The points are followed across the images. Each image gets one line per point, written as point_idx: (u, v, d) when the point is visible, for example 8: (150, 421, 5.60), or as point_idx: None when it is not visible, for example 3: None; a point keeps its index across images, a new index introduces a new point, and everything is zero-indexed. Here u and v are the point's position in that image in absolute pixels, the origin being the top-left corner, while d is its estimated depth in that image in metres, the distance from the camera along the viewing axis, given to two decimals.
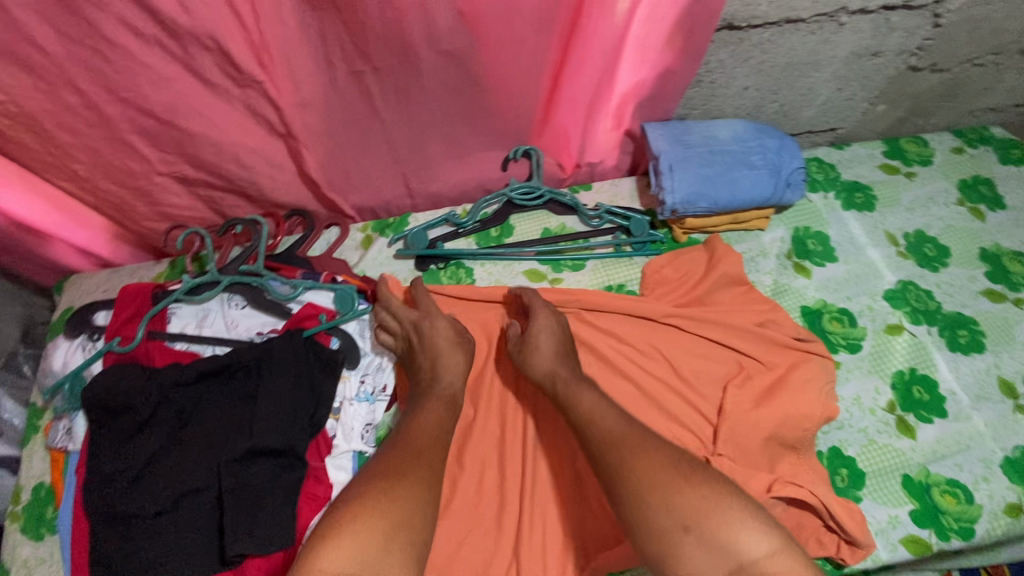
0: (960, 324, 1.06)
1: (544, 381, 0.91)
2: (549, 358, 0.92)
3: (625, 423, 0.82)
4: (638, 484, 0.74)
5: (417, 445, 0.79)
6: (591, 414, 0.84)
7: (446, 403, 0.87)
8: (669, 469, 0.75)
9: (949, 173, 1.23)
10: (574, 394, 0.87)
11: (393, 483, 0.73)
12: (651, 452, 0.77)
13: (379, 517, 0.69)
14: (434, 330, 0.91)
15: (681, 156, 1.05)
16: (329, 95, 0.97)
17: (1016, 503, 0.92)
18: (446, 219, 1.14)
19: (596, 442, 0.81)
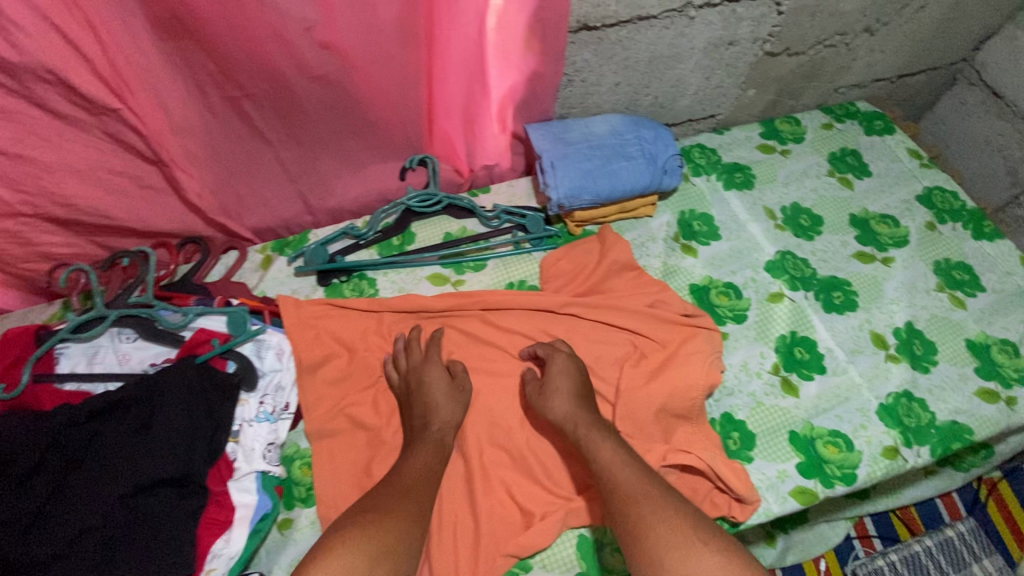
0: (834, 287, 1.14)
1: (567, 423, 0.91)
2: (567, 405, 0.93)
3: (643, 477, 0.82)
4: (652, 543, 0.73)
5: (408, 481, 0.83)
6: (608, 466, 0.84)
7: (441, 443, 0.91)
8: (685, 534, 0.73)
9: (820, 148, 1.33)
10: (597, 437, 0.89)
11: (386, 519, 0.76)
12: (654, 500, 0.78)
13: (367, 535, 0.72)
14: (424, 384, 0.96)
15: (562, 152, 1.10)
16: (204, 121, 0.98)
17: (893, 446, 0.99)
18: (345, 232, 1.15)
19: (610, 489, 0.81)
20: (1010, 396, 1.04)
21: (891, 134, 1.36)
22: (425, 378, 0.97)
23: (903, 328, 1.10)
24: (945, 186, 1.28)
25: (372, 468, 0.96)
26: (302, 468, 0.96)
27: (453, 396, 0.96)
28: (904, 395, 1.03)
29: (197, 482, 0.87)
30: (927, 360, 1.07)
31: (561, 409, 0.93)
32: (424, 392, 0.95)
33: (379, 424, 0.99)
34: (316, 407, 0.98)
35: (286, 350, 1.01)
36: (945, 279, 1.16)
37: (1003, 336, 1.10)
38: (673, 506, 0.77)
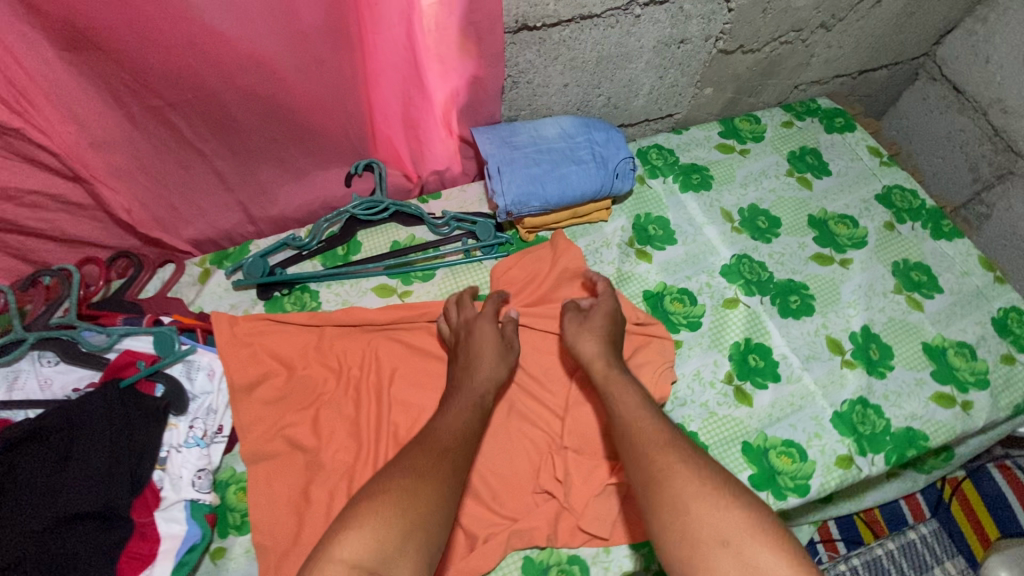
0: (791, 291, 1.12)
1: (591, 363, 0.92)
2: (600, 348, 0.93)
3: (671, 430, 0.81)
4: (681, 495, 0.71)
5: (442, 443, 0.80)
6: (636, 415, 0.83)
7: (481, 399, 0.89)
8: (714, 487, 0.71)
9: (780, 147, 1.30)
10: (620, 380, 0.89)
11: (418, 484, 0.72)
12: (682, 450, 0.77)
13: (397, 504, 0.69)
14: (473, 338, 0.95)
15: (508, 157, 1.06)
16: (126, 132, 0.93)
17: (847, 455, 0.97)
18: (286, 243, 1.11)
19: (633, 435, 0.81)
20: (967, 400, 1.03)
21: (851, 131, 1.33)
22: (477, 331, 0.96)
23: (860, 333, 1.08)
24: (905, 185, 1.26)
25: (311, 493, 0.92)
26: (237, 494, 0.93)
27: (500, 354, 0.94)
28: (859, 403, 1.01)
29: (120, 515, 0.83)
30: (883, 364, 1.05)
31: (593, 351, 0.93)
32: (473, 348, 0.94)
33: (318, 445, 0.95)
34: (252, 430, 0.95)
35: (218, 371, 0.97)
36: (903, 280, 1.14)
37: (960, 339, 1.09)
38: (704, 457, 0.76)
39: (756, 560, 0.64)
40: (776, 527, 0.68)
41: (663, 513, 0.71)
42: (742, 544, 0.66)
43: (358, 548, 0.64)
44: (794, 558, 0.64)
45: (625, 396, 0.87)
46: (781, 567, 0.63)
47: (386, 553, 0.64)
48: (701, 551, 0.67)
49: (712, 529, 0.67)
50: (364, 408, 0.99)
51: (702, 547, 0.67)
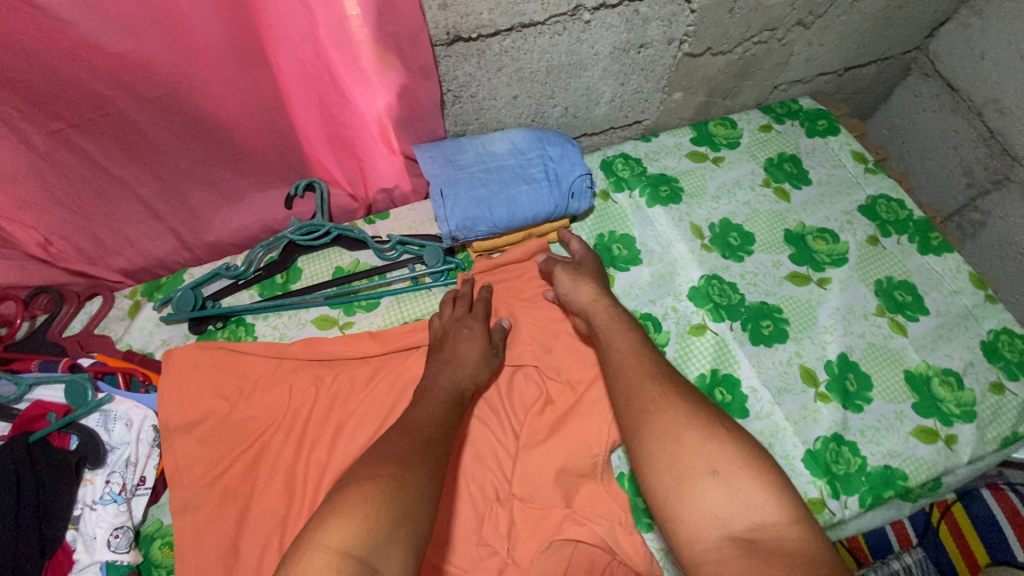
0: (764, 314, 1.03)
1: (589, 305, 0.91)
2: (596, 290, 0.93)
3: (661, 366, 0.78)
4: (674, 422, 0.69)
5: (423, 434, 0.75)
6: (628, 349, 0.82)
7: (452, 397, 0.84)
8: (706, 421, 0.68)
9: (756, 154, 1.21)
10: (614, 316, 0.88)
11: (406, 470, 0.68)
12: (671, 386, 0.74)
13: (384, 489, 0.65)
14: (462, 336, 0.91)
15: (452, 178, 0.98)
16: (29, 160, 0.84)
17: (819, 499, 0.89)
18: (220, 272, 1.04)
19: (622, 369, 0.79)
20: (951, 435, 0.95)
21: (834, 134, 1.24)
22: (461, 335, 0.92)
23: (837, 361, 0.99)
24: (891, 194, 1.17)
25: (241, 548, 0.86)
26: (162, 549, 0.86)
27: (482, 361, 0.90)
28: (833, 440, 0.93)
29: None
30: (861, 397, 0.97)
31: (590, 291, 0.93)
32: (463, 342, 0.91)
33: (250, 496, 0.89)
34: (179, 481, 0.88)
35: (137, 420, 0.90)
36: (886, 302, 1.05)
37: (946, 366, 1.00)
38: (694, 393, 0.73)
39: (745, 495, 0.62)
40: (770, 464, 0.65)
41: (649, 448, 0.68)
42: (732, 476, 0.63)
43: (345, 532, 0.60)
44: (781, 490, 0.62)
45: (618, 332, 0.85)
46: (767, 498, 0.61)
47: (376, 542, 0.60)
48: (689, 480, 0.64)
49: (703, 460, 0.65)
50: (301, 455, 0.92)
51: (690, 479, 0.64)
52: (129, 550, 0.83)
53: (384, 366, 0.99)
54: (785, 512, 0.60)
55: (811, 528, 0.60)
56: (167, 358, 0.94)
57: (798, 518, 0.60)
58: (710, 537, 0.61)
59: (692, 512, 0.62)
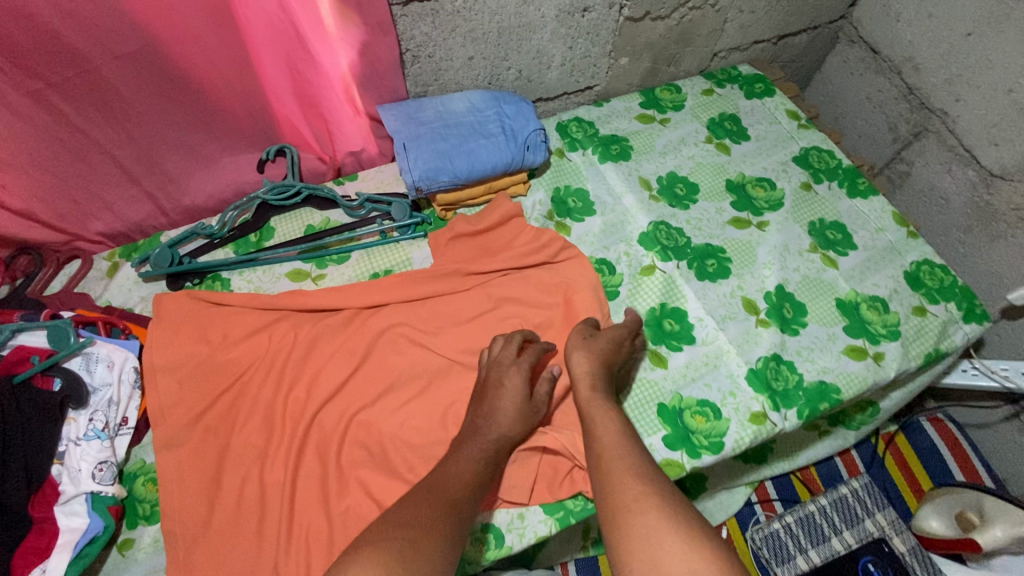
0: (709, 254, 1.12)
1: (579, 381, 0.89)
2: (594, 368, 0.90)
3: (645, 460, 0.77)
4: (654, 523, 0.66)
5: (450, 495, 0.78)
6: (614, 442, 0.79)
7: (489, 450, 0.85)
8: (685, 523, 0.66)
9: (700, 114, 1.30)
10: (601, 402, 0.86)
11: (424, 535, 0.70)
12: (652, 486, 0.71)
13: (392, 548, 0.66)
14: (503, 387, 0.89)
15: (414, 133, 1.05)
16: (8, 121, 0.88)
17: (760, 411, 0.98)
18: (195, 231, 1.09)
19: (606, 463, 0.77)
20: (878, 352, 1.04)
21: (770, 96, 1.34)
22: (503, 379, 0.89)
23: (775, 292, 1.08)
24: (822, 146, 1.27)
25: (223, 480, 0.91)
26: (145, 485, 0.91)
27: (519, 417, 0.87)
28: (773, 359, 1.02)
29: (17, 510, 0.81)
30: (797, 322, 1.06)
31: (588, 371, 0.89)
32: (496, 393, 0.88)
33: (231, 432, 0.94)
34: (161, 420, 0.93)
35: (118, 362, 0.94)
36: (819, 239, 1.15)
37: (872, 294, 1.10)
38: (677, 493, 0.71)
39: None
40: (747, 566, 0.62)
41: (632, 551, 0.65)
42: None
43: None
44: None
45: (608, 423, 0.83)
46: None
47: None
48: None
49: (683, 570, 0.61)
50: (279, 394, 0.97)
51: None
52: (113, 484, 0.87)
53: (356, 312, 1.05)
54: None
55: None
56: (159, 297, 1.00)
57: None
58: None
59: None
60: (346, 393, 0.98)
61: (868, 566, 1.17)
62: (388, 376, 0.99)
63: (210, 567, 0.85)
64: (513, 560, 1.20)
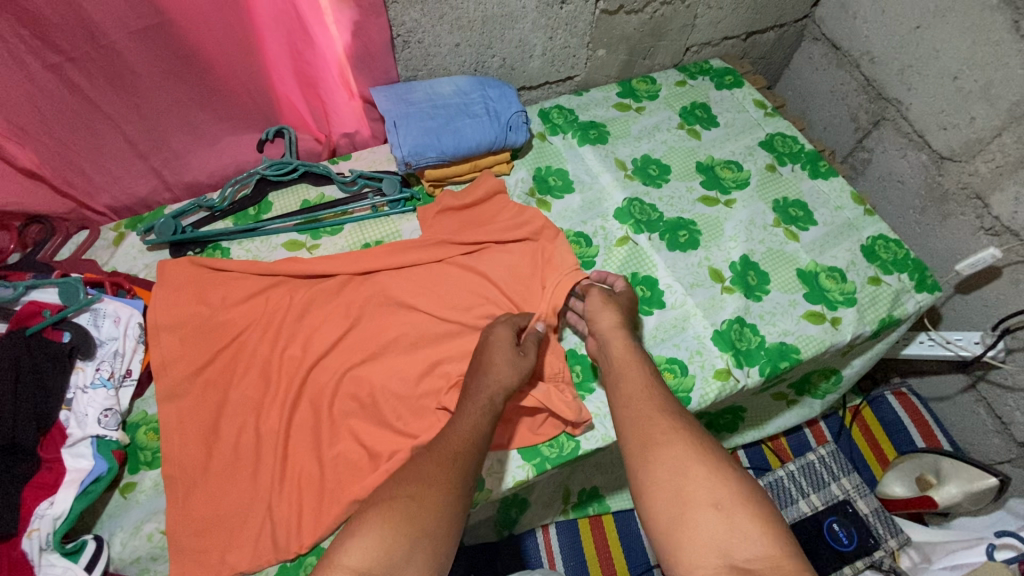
0: (679, 228, 1.20)
1: (611, 335, 0.98)
2: (616, 320, 0.99)
3: (670, 401, 0.86)
4: (680, 454, 0.76)
5: (452, 448, 0.82)
6: (640, 386, 0.88)
7: (491, 401, 0.89)
8: (707, 455, 0.76)
9: (673, 103, 1.39)
10: (630, 352, 0.95)
11: (426, 492, 0.76)
12: (679, 421, 0.81)
13: (400, 512, 0.73)
14: (494, 346, 0.96)
15: (405, 113, 1.13)
16: (28, 93, 0.95)
17: (725, 368, 1.05)
18: (198, 204, 1.17)
19: (633, 402, 0.86)
20: (836, 317, 1.12)
21: (739, 87, 1.44)
22: (493, 337, 0.97)
23: (739, 262, 1.16)
24: (786, 132, 1.36)
25: (221, 428, 0.97)
26: (148, 434, 0.97)
27: (512, 363, 0.93)
28: (737, 321, 1.09)
29: (26, 450, 0.85)
30: (760, 289, 1.14)
31: (612, 325, 0.99)
32: (488, 349, 0.96)
33: (229, 384, 1.00)
34: (164, 373, 0.99)
35: (124, 317, 1.00)
36: (782, 215, 1.23)
37: (831, 264, 1.18)
38: (700, 432, 0.80)
39: (743, 527, 0.69)
40: (761, 495, 0.73)
41: (658, 481, 0.75)
42: (732, 510, 0.70)
43: (362, 556, 0.69)
44: (768, 516, 0.70)
45: (633, 370, 0.92)
46: (760, 530, 0.68)
47: (393, 559, 0.69)
48: (692, 512, 0.71)
49: (705, 494, 0.72)
50: (275, 351, 1.03)
51: (693, 509, 0.72)
52: (117, 430, 0.93)
53: (349, 278, 1.12)
54: (775, 545, 0.67)
55: (795, 558, 0.67)
56: (163, 262, 1.07)
57: (786, 549, 0.67)
58: (707, 563, 0.68)
59: (692, 538, 0.70)
60: (338, 350, 1.04)
61: (832, 526, 1.24)
62: (377, 336, 1.05)
63: (208, 507, 0.91)
64: (498, 521, 1.26)
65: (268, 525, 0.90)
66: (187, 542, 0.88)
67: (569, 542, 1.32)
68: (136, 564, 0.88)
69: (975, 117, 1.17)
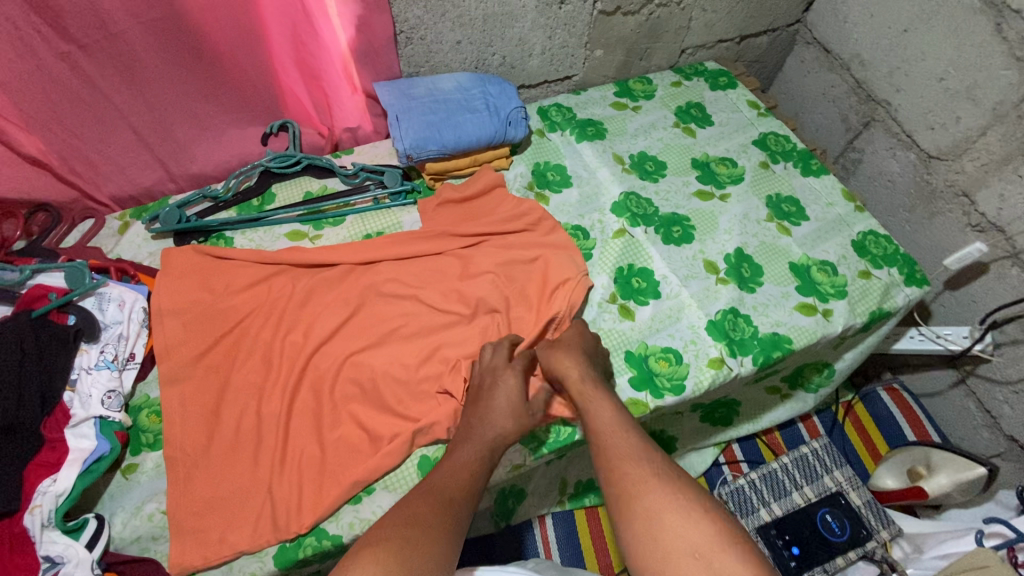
0: (674, 222, 1.22)
1: (566, 380, 0.94)
2: (577, 361, 0.96)
3: (642, 442, 0.82)
4: (653, 505, 0.73)
5: (447, 492, 0.78)
6: (611, 430, 0.84)
7: (491, 453, 0.88)
8: (682, 501, 0.72)
9: (669, 103, 1.43)
10: (598, 396, 0.91)
11: (416, 534, 0.70)
12: (651, 467, 0.77)
13: (395, 551, 0.67)
14: (498, 392, 0.94)
15: (406, 107, 1.16)
16: (39, 81, 0.97)
17: (719, 357, 1.07)
18: (203, 194, 1.19)
19: (605, 449, 0.82)
20: (827, 308, 1.14)
21: (733, 88, 1.47)
22: (500, 386, 0.94)
23: (733, 255, 1.19)
24: (779, 131, 1.40)
25: (223, 411, 0.98)
26: (149, 417, 0.99)
27: (516, 416, 0.92)
28: (730, 312, 1.12)
29: (30, 429, 0.87)
30: (753, 282, 1.16)
31: (571, 363, 0.96)
32: (492, 397, 0.93)
33: (231, 368, 1.01)
34: (167, 357, 1.01)
35: (129, 301, 1.02)
36: (774, 211, 1.26)
37: (823, 258, 1.21)
38: (675, 476, 0.76)
39: None
40: (743, 537, 0.69)
41: (637, 534, 0.72)
42: (713, 557, 0.67)
43: None
44: (753, 563, 0.66)
45: (601, 411, 0.88)
46: (747, 574, 0.65)
47: None
48: (674, 565, 0.68)
49: (684, 545, 0.69)
50: (277, 336, 1.05)
51: (674, 561, 0.68)
52: (121, 411, 0.94)
53: (350, 267, 1.13)
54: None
55: None
56: (168, 250, 1.09)
57: None
58: None
59: None
60: (340, 337, 1.06)
61: (825, 517, 1.26)
62: (378, 322, 1.07)
63: (209, 488, 0.92)
64: (495, 513, 1.27)
65: (269, 505, 0.91)
66: (188, 523, 0.89)
67: (564, 534, 1.33)
68: (136, 544, 0.89)
69: (961, 117, 1.21)
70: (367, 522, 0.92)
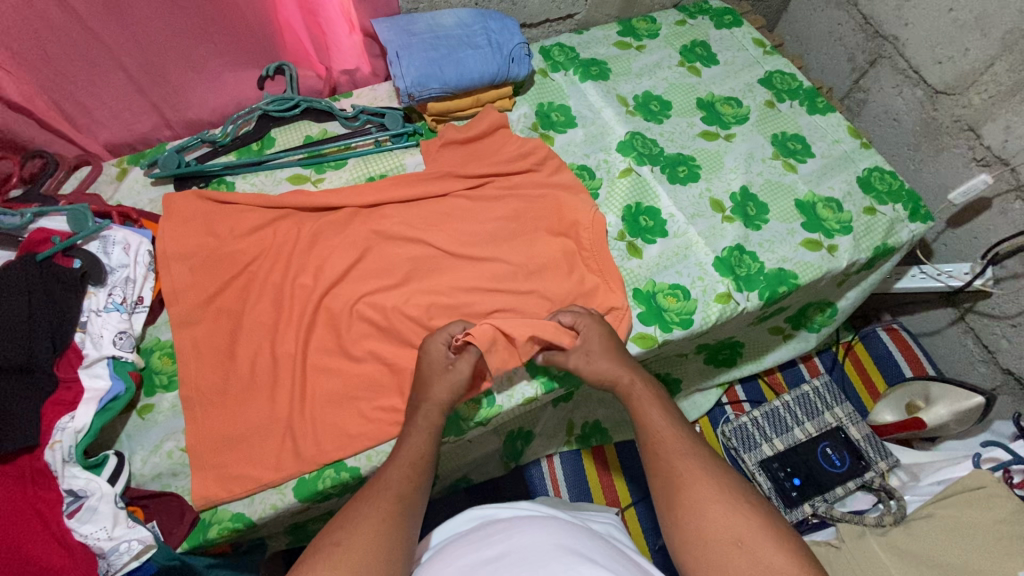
0: (679, 162, 1.21)
1: (613, 378, 0.90)
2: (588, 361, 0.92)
3: (689, 436, 0.80)
4: (701, 494, 0.72)
5: (394, 478, 0.76)
6: (659, 426, 0.82)
7: (427, 419, 0.85)
8: (726, 492, 0.71)
9: (673, 42, 1.39)
10: (651, 397, 0.87)
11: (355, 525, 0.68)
12: (701, 459, 0.76)
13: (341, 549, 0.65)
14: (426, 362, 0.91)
15: (407, 42, 1.12)
16: (25, 18, 0.93)
17: (726, 292, 1.08)
18: (201, 138, 1.16)
19: (650, 446, 0.80)
20: (832, 244, 1.15)
21: (738, 26, 1.44)
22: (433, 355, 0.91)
23: (739, 192, 1.19)
24: (785, 69, 1.37)
25: (236, 352, 0.98)
26: (161, 359, 1.00)
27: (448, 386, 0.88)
28: (736, 249, 1.12)
29: (44, 369, 0.86)
30: (760, 219, 1.16)
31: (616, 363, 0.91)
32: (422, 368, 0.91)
33: (242, 310, 1.02)
34: (175, 300, 1.01)
35: (133, 245, 1.01)
36: (780, 149, 1.25)
37: (828, 195, 1.20)
38: (725, 469, 0.75)
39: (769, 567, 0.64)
40: (786, 527, 0.69)
41: (682, 523, 0.71)
42: (758, 547, 0.66)
43: None
44: (799, 550, 0.66)
45: (649, 410, 0.85)
46: (792, 567, 0.64)
47: None
48: (720, 553, 0.67)
49: (727, 533, 0.68)
50: (287, 279, 1.04)
51: (715, 550, 0.68)
52: (132, 352, 0.94)
53: (356, 210, 1.12)
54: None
55: None
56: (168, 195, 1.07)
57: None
58: None
59: None
60: (349, 278, 1.05)
61: (826, 450, 1.30)
62: (387, 263, 1.07)
63: (226, 424, 0.93)
64: (504, 454, 1.29)
65: (288, 441, 0.93)
66: (207, 458, 0.90)
67: (572, 472, 1.36)
68: (157, 480, 0.91)
69: (969, 48, 1.19)
70: (385, 453, 0.94)
